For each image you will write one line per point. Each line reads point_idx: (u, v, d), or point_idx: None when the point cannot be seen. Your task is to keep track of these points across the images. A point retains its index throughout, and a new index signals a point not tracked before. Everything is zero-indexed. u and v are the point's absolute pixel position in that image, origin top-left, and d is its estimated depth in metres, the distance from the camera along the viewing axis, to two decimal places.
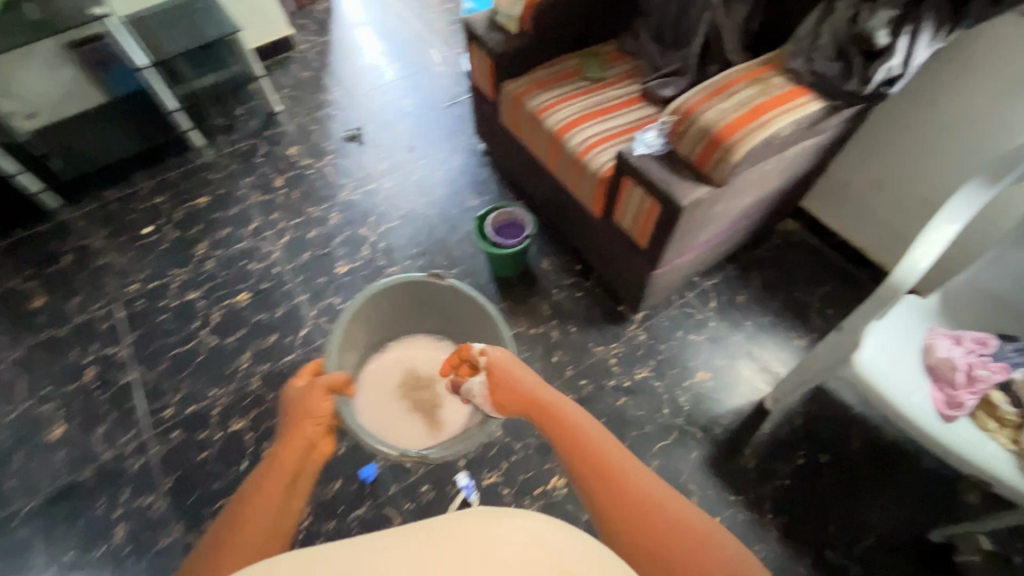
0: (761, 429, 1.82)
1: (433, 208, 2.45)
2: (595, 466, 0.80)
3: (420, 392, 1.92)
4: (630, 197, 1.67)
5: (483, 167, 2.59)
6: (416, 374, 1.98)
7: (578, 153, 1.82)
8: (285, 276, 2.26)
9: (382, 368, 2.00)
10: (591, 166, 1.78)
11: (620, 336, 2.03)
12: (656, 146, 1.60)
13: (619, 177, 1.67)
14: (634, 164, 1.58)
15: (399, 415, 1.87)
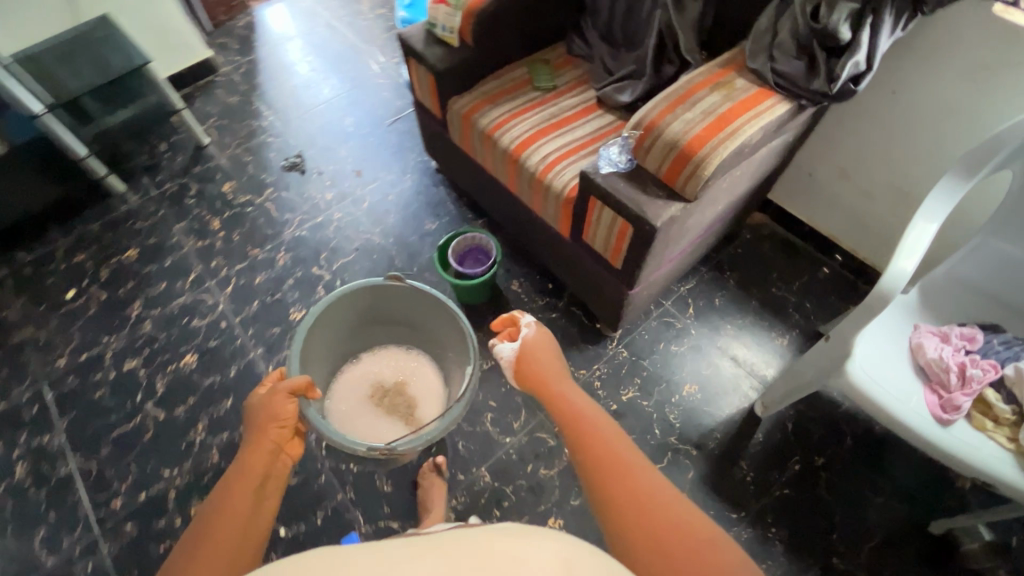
0: (754, 439, 1.77)
1: (388, 237, 2.30)
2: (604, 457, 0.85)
3: (392, 400, 1.78)
4: (599, 218, 1.56)
5: (438, 187, 2.43)
6: (387, 383, 1.84)
7: (538, 174, 1.70)
8: (234, 331, 2.07)
9: (349, 383, 1.84)
10: (554, 188, 1.67)
11: (601, 357, 1.94)
12: (621, 164, 1.50)
13: (584, 198, 1.56)
14: (599, 185, 1.47)
15: (371, 427, 1.72)
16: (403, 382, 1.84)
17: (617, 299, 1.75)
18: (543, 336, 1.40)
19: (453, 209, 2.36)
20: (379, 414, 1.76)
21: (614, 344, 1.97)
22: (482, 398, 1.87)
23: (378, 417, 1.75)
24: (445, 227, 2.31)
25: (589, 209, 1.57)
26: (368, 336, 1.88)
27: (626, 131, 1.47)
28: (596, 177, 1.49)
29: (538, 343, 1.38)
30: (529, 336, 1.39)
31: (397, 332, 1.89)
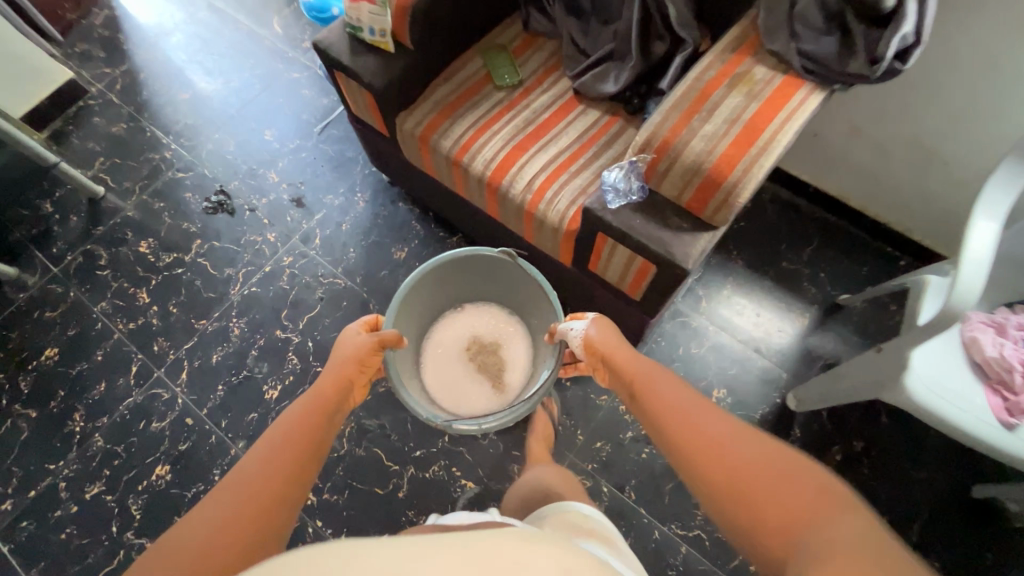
0: (792, 438, 1.68)
1: (354, 276, 1.99)
2: (688, 429, 0.85)
3: (483, 358, 1.74)
4: (612, 254, 1.33)
5: (396, 204, 2.10)
6: (484, 342, 1.78)
7: (527, 206, 1.43)
8: (204, 425, 1.79)
9: (451, 329, 1.81)
10: (550, 222, 1.40)
11: None
12: (632, 192, 1.24)
13: (592, 234, 1.32)
14: (612, 224, 1.22)
15: (461, 377, 1.71)
16: (497, 343, 1.77)
17: (636, 326, 1.56)
18: (605, 326, 1.31)
19: (420, 230, 2.05)
20: (470, 366, 1.73)
21: None
22: (503, 450, 1.71)
23: (467, 368, 1.73)
24: (417, 253, 2.02)
25: (600, 244, 1.33)
26: (472, 289, 1.78)
27: (633, 153, 1.20)
28: (606, 214, 1.23)
29: (597, 339, 1.29)
30: (582, 330, 1.33)
31: (502, 296, 1.78)
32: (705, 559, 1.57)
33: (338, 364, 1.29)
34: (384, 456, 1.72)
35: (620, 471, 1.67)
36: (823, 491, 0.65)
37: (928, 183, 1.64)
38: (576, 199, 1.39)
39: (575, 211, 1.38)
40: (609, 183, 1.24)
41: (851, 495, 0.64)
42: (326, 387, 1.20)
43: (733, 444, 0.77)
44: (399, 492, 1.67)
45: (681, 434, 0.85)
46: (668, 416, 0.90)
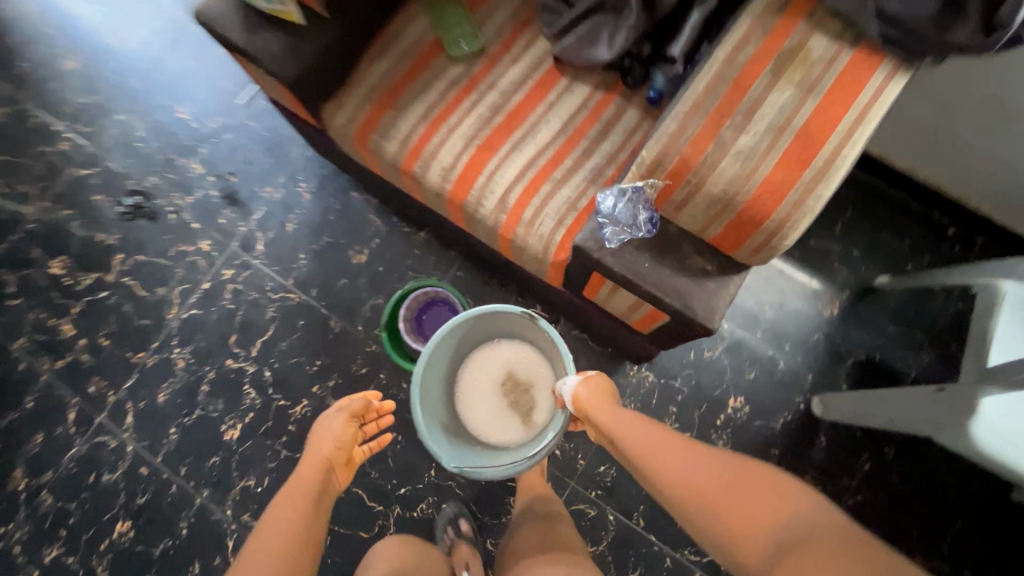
0: (816, 451, 1.51)
1: (309, 288, 1.70)
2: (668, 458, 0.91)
3: (509, 393, 1.52)
4: (614, 294, 1.06)
5: (349, 196, 1.76)
6: (520, 378, 1.54)
7: (502, 231, 1.12)
8: (161, 474, 1.60)
9: (484, 355, 1.58)
10: (533, 251, 1.10)
11: (623, 390, 1.56)
12: (640, 226, 0.92)
13: (586, 274, 1.04)
14: (612, 267, 0.93)
15: (482, 408, 1.52)
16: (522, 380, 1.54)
17: (641, 352, 1.32)
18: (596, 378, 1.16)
19: (380, 227, 1.73)
20: (495, 397, 1.53)
21: (635, 368, 1.57)
22: (497, 481, 1.54)
23: (492, 400, 1.53)
24: (378, 255, 1.71)
25: (598, 283, 1.06)
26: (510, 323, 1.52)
27: (635, 178, 0.89)
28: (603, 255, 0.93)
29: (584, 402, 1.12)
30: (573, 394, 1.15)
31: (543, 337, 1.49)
32: None
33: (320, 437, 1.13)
34: (366, 496, 1.55)
35: (626, 497, 1.51)
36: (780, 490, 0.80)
37: (1003, 146, 1.31)
38: (564, 222, 1.07)
39: (563, 238, 1.07)
40: (607, 213, 0.94)
41: (798, 487, 0.81)
42: (308, 468, 1.05)
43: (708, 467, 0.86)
44: (386, 535, 1.52)
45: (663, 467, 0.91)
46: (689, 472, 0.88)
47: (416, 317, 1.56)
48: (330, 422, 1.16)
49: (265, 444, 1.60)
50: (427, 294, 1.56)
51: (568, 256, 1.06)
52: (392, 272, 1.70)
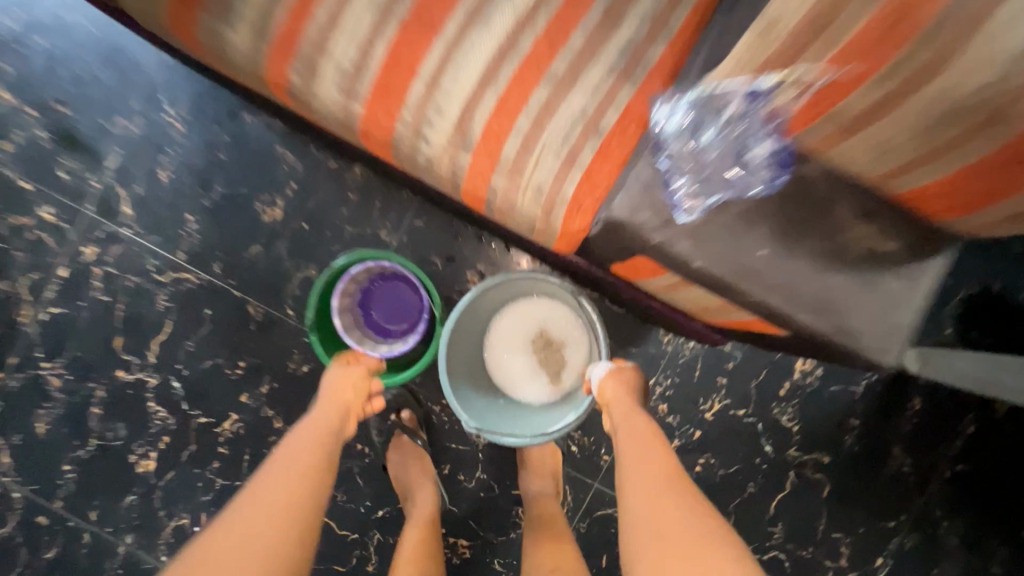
0: (907, 417, 1.16)
1: (211, 262, 1.22)
2: (649, 482, 0.79)
3: (546, 360, 1.14)
4: (678, 288, 0.74)
5: (243, 123, 1.22)
6: (552, 340, 1.14)
7: (466, 187, 0.74)
8: (66, 523, 1.22)
9: (527, 304, 1.16)
10: (522, 218, 0.74)
11: (655, 362, 1.17)
12: (755, 161, 0.64)
13: (626, 258, 0.72)
14: (694, 264, 0.64)
15: (511, 372, 1.15)
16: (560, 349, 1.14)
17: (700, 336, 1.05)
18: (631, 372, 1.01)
19: (297, 167, 1.22)
20: (529, 361, 1.15)
21: (669, 335, 1.16)
22: (499, 489, 1.20)
23: (525, 363, 1.15)
24: (300, 207, 1.22)
25: (646, 270, 0.73)
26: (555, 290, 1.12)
27: (752, 74, 0.60)
28: (673, 240, 0.64)
29: (609, 394, 0.97)
30: (604, 379, 0.99)
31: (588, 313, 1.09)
32: None
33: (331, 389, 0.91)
34: (334, 524, 1.20)
35: None
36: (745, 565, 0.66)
37: None
38: (572, 176, 0.69)
39: (574, 205, 0.69)
40: (696, 146, 0.67)
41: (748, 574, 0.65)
42: (323, 423, 0.83)
43: (680, 506, 0.73)
44: (368, 567, 1.20)
45: (644, 483, 0.78)
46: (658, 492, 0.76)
47: (360, 302, 1.14)
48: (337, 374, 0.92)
49: (192, 473, 1.21)
50: (370, 270, 1.12)
51: (589, 233, 0.70)
52: (324, 230, 1.22)
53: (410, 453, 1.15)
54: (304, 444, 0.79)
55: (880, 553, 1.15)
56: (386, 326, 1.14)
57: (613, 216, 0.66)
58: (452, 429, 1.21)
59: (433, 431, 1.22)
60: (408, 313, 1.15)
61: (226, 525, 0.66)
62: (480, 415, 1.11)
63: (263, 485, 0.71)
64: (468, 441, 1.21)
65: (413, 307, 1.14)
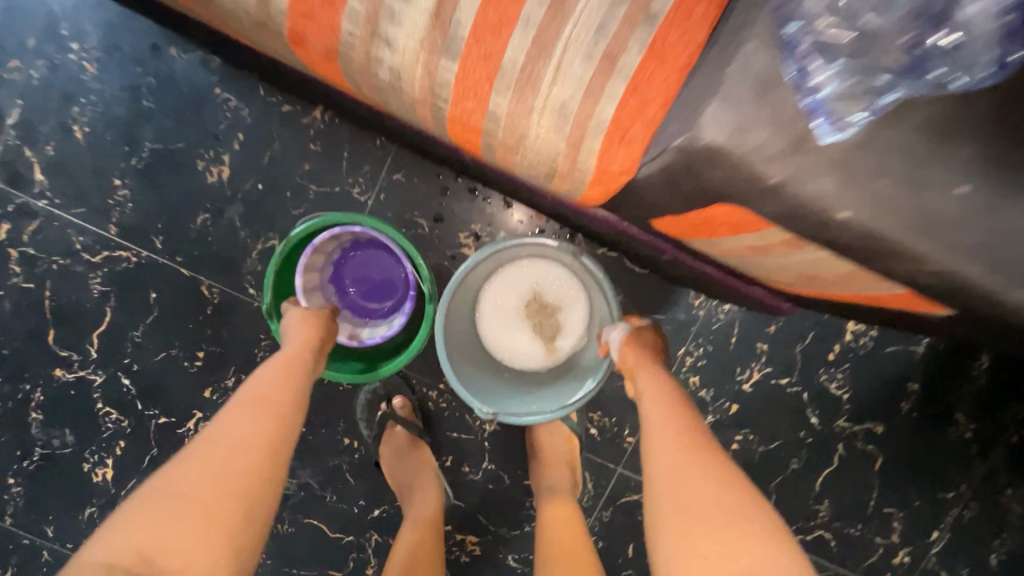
0: (971, 377, 1.01)
1: (151, 234, 1.01)
2: (673, 447, 0.62)
3: (548, 329, 0.96)
4: (774, 250, 0.53)
5: (172, 64, 1.00)
6: (554, 305, 0.96)
7: (452, 111, 0.57)
8: (21, 541, 1.03)
9: (513, 269, 0.97)
10: (539, 152, 0.55)
11: (683, 329, 1.01)
12: (966, 22, 0.39)
13: (697, 211, 0.52)
14: (846, 216, 0.42)
15: (513, 349, 0.96)
16: (563, 313, 0.96)
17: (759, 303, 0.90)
18: (650, 335, 0.87)
19: (244, 114, 1.01)
20: (529, 334, 0.96)
21: (701, 298, 1.00)
22: (511, 477, 1.06)
23: (525, 338, 0.96)
24: (253, 164, 1.01)
25: (726, 228, 0.53)
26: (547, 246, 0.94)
27: None
28: (814, 184, 0.42)
29: (631, 359, 0.80)
30: (623, 346, 0.83)
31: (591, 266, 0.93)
32: (831, 564, 1.04)
33: (292, 329, 0.77)
34: (325, 527, 1.05)
35: None
36: (787, 550, 0.51)
37: None
38: (610, 93, 0.50)
39: (615, 132, 0.51)
40: (879, 3, 0.41)
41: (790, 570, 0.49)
42: (290, 358, 0.69)
43: (705, 474, 0.57)
44: (367, 571, 1.05)
45: (663, 449, 0.62)
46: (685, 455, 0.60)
47: (332, 277, 0.97)
48: (302, 320, 0.78)
49: None
50: (337, 237, 0.93)
51: (640, 173, 0.51)
52: (283, 191, 1.01)
53: (405, 447, 0.99)
54: (266, 380, 0.64)
55: (943, 527, 1.02)
56: (365, 303, 0.99)
57: (710, 145, 0.43)
58: (453, 416, 1.06)
59: (431, 421, 1.06)
60: (391, 286, 0.99)
61: (171, 472, 0.52)
62: (490, 397, 0.95)
63: (215, 429, 0.56)
64: (471, 429, 1.06)
65: (396, 280, 0.99)
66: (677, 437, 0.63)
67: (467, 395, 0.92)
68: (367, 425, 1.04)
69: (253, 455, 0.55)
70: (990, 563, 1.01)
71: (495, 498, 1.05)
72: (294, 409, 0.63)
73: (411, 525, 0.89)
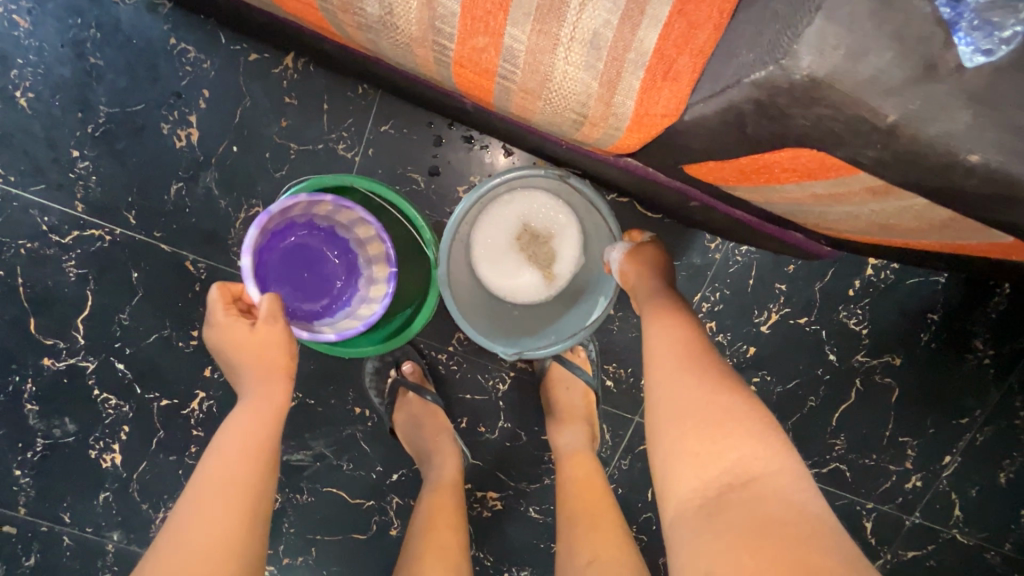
0: (992, 303, 0.99)
1: (121, 209, 0.93)
2: (665, 359, 0.58)
3: (551, 259, 0.91)
4: (829, 191, 0.47)
5: (116, 13, 0.89)
6: (556, 236, 0.91)
7: (458, 52, 0.48)
8: (39, 529, 1.00)
9: (503, 207, 0.90)
10: (566, 95, 0.48)
11: (700, 273, 0.97)
12: None
13: (757, 155, 0.46)
14: (976, 159, 0.38)
15: (518, 286, 0.92)
16: (565, 242, 0.92)
17: (788, 244, 0.84)
18: (655, 248, 0.78)
19: (206, 68, 0.90)
20: (530, 272, 0.91)
21: (718, 241, 0.96)
22: (528, 432, 1.05)
23: (528, 274, 0.92)
24: (223, 124, 0.92)
25: (787, 174, 0.47)
26: (543, 177, 0.87)
27: None
28: (947, 120, 0.37)
29: (631, 277, 0.76)
30: (623, 263, 0.78)
31: (593, 197, 0.87)
32: (846, 493, 1.04)
33: (230, 340, 0.66)
34: (345, 494, 1.04)
35: None
36: (782, 445, 0.48)
37: None
38: (652, 16, 0.44)
39: (659, 65, 0.45)
40: None
41: (786, 467, 0.46)
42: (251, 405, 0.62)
43: (699, 379, 0.54)
44: (391, 532, 1.05)
45: (659, 362, 0.58)
46: (676, 367, 0.56)
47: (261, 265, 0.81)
48: (239, 331, 0.66)
49: (169, 462, 1.00)
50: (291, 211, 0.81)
51: (688, 115, 0.45)
52: (260, 152, 0.92)
53: (421, 413, 0.97)
54: (230, 440, 0.58)
55: (958, 451, 1.02)
56: (302, 298, 0.87)
57: (815, 78, 0.35)
58: (466, 378, 1.03)
59: (444, 384, 1.04)
60: (328, 280, 0.88)
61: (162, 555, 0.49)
62: (504, 337, 0.92)
63: (183, 518, 0.51)
64: (485, 389, 1.04)
65: (334, 271, 0.89)
66: (672, 346, 0.59)
67: (481, 340, 0.88)
68: (378, 393, 1.02)
69: (229, 543, 0.50)
70: (999, 482, 1.02)
71: (513, 453, 1.05)
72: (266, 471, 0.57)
73: (427, 480, 0.89)
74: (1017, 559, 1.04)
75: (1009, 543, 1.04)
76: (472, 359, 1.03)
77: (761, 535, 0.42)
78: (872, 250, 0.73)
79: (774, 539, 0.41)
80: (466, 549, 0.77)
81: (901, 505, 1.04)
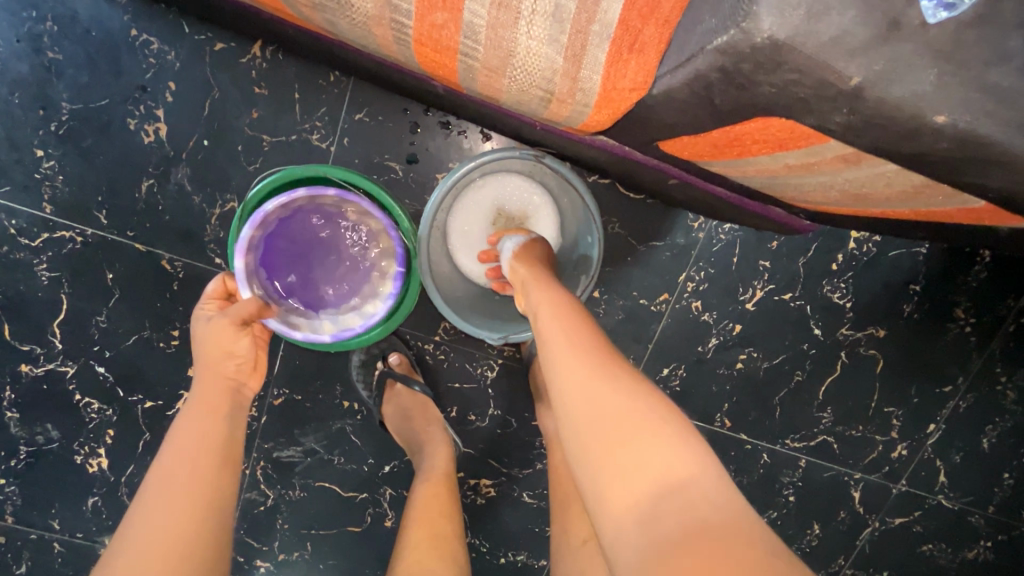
0: (973, 272, 1.00)
1: (90, 209, 0.91)
2: (571, 367, 0.50)
3: None
4: (804, 161, 0.47)
5: (72, 5, 0.85)
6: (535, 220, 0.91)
7: (417, 29, 0.47)
8: (28, 536, 0.98)
9: (482, 191, 0.90)
10: (530, 71, 0.47)
11: (684, 253, 0.96)
12: None
13: (728, 127, 0.45)
14: (943, 120, 0.38)
15: None
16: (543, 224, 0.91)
17: (771, 221, 0.84)
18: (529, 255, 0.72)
19: (170, 59, 0.87)
20: None
21: (701, 219, 0.95)
22: (518, 419, 1.05)
23: None
24: (191, 117, 0.89)
25: (759, 146, 0.47)
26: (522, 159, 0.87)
27: None
28: (914, 80, 0.37)
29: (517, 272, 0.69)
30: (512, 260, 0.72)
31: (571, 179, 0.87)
32: (835, 465, 1.05)
33: (207, 374, 0.62)
34: (338, 488, 1.04)
35: (705, 399, 1.03)
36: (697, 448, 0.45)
37: None
38: None
39: (625, 36, 0.43)
40: None
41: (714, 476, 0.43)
42: (198, 434, 0.56)
43: (612, 388, 0.48)
44: (385, 523, 1.05)
45: (562, 349, 0.51)
46: (583, 378, 0.49)
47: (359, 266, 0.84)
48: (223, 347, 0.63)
49: None
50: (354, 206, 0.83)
51: (657, 87, 0.44)
52: (232, 145, 0.90)
53: (410, 404, 0.96)
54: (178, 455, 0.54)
55: (942, 418, 1.04)
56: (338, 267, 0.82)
57: (776, 40, 0.34)
58: (453, 367, 1.03)
59: (432, 374, 1.03)
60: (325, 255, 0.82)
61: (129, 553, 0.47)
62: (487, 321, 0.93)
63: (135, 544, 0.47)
64: (473, 377, 1.03)
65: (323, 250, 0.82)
66: (572, 346, 0.52)
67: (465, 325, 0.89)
68: (365, 386, 1.01)
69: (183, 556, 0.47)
70: (982, 446, 1.04)
71: (503, 439, 1.05)
72: (214, 563, 0.49)
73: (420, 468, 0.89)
74: (998, 519, 1.07)
75: (992, 505, 1.06)
76: (458, 348, 1.02)
77: (707, 555, 0.38)
78: (853, 224, 0.73)
79: (717, 558, 0.38)
80: (461, 537, 0.77)
81: (887, 474, 1.06)
